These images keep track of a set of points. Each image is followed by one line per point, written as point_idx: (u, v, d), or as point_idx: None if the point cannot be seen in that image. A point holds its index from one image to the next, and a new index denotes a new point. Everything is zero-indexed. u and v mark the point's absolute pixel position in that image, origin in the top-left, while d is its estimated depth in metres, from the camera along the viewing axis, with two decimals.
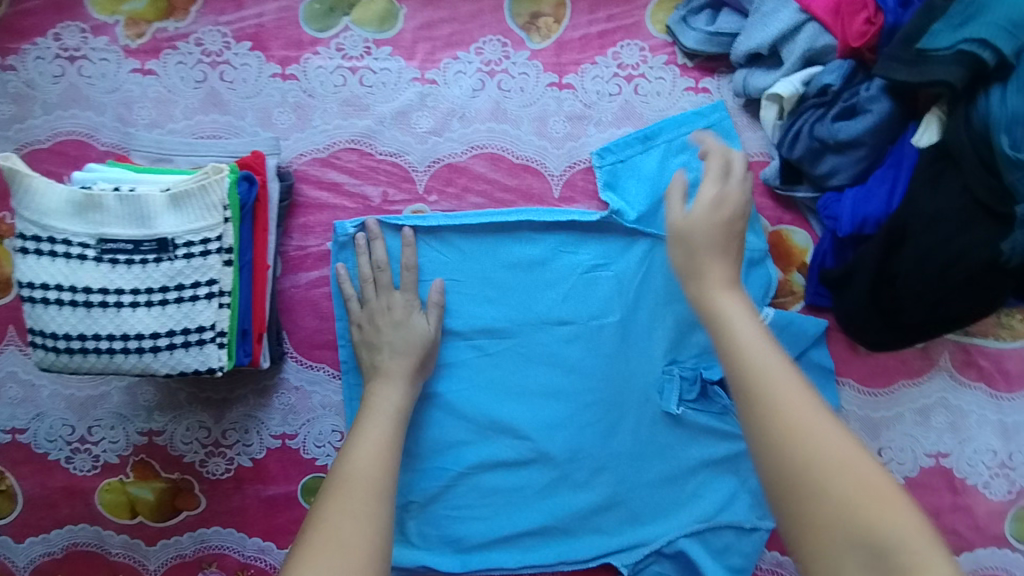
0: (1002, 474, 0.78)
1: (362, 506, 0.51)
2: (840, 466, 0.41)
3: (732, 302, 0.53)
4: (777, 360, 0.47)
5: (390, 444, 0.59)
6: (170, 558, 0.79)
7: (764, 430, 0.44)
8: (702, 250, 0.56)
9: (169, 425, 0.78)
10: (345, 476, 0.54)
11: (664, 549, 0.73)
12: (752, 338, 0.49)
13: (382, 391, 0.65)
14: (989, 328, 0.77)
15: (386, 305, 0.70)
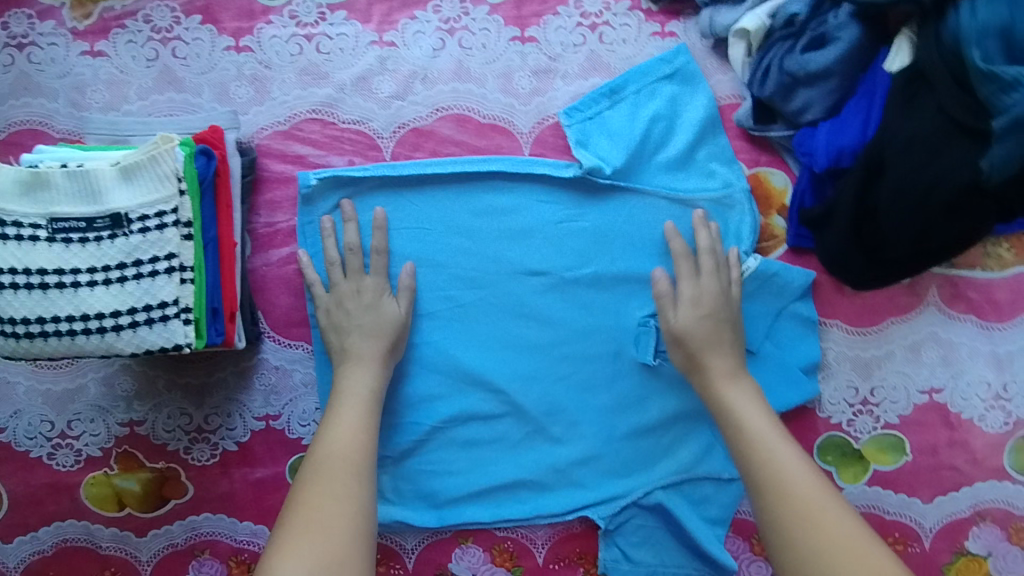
0: (997, 406, 0.77)
1: (344, 488, 0.58)
2: (845, 547, 0.52)
3: (737, 395, 0.66)
4: (790, 460, 0.59)
5: (362, 427, 0.64)
6: (163, 548, 0.78)
7: (779, 520, 0.55)
8: (700, 344, 0.69)
9: (149, 414, 0.77)
10: (324, 458, 0.61)
11: (642, 501, 0.77)
12: (760, 432, 0.62)
13: (354, 374, 0.68)
14: (976, 258, 0.76)
15: (356, 289, 0.71)
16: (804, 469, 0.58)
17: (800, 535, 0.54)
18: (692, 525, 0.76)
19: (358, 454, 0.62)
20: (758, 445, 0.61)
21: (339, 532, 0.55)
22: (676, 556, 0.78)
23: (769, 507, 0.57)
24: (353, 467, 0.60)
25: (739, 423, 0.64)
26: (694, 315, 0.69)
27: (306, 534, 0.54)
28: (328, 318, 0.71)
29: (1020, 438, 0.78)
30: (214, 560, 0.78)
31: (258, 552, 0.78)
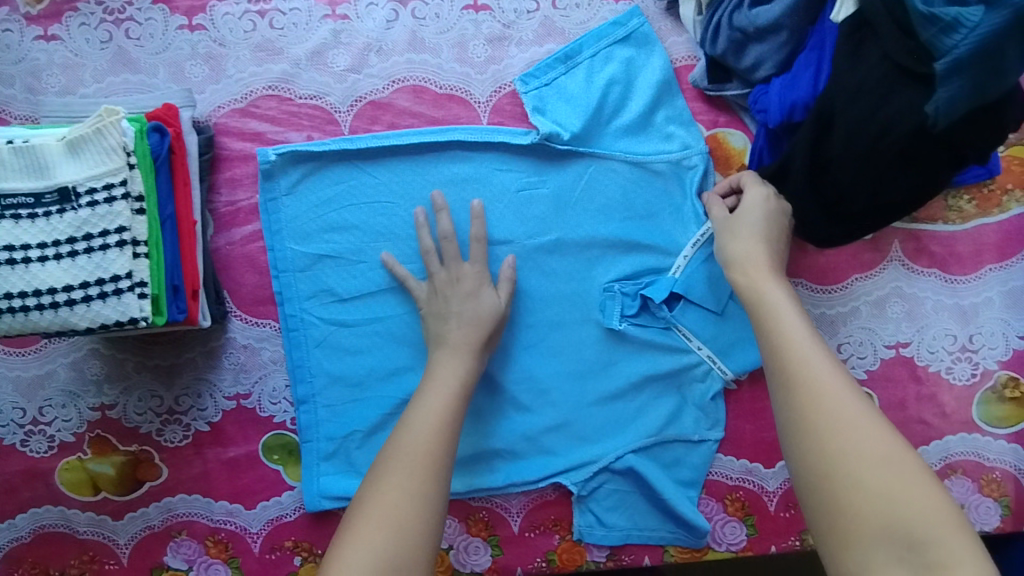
0: (963, 358, 0.78)
1: (414, 481, 0.55)
2: (881, 462, 0.48)
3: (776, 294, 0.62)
4: (829, 365, 0.54)
5: (443, 420, 0.60)
6: (139, 531, 0.78)
7: (809, 422, 0.51)
8: (747, 232, 0.68)
9: (120, 397, 0.77)
10: (400, 449, 0.58)
11: (613, 466, 0.77)
12: (795, 334, 0.57)
13: (447, 363, 0.66)
14: (937, 212, 0.76)
15: (455, 278, 0.71)
16: (840, 372, 0.53)
17: (832, 443, 0.49)
18: (664, 487, 0.77)
19: (433, 446, 0.58)
20: (792, 345, 0.56)
21: (409, 532, 0.52)
22: (649, 518, 0.78)
23: (797, 408, 0.52)
24: (429, 460, 0.57)
25: (773, 322, 0.59)
26: (754, 206, 0.68)
27: (376, 530, 0.51)
28: (427, 306, 0.71)
29: (987, 390, 0.78)
30: (190, 540, 0.78)
31: (234, 531, 0.78)
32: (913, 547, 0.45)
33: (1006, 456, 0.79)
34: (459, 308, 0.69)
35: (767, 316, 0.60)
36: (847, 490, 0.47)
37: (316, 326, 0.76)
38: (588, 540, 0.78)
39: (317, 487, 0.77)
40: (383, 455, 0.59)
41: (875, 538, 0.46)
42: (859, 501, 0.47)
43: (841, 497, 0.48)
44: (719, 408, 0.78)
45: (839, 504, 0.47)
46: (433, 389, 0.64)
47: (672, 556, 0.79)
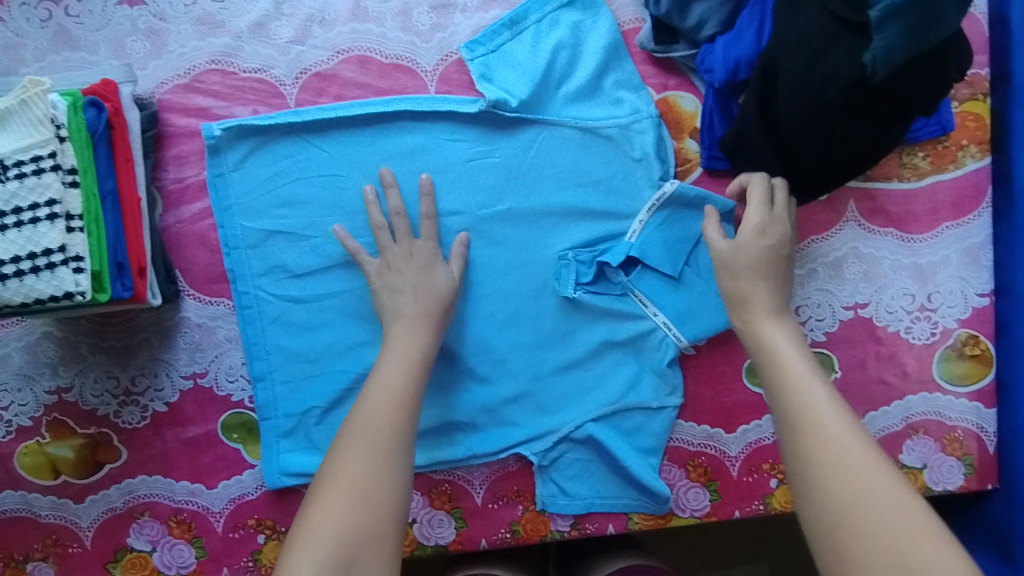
0: (922, 316, 0.77)
1: (379, 456, 0.57)
2: (892, 509, 0.49)
3: (778, 334, 0.63)
4: (836, 409, 0.55)
5: (402, 393, 0.62)
6: (101, 513, 0.78)
7: (815, 470, 0.52)
8: (745, 273, 0.67)
9: (76, 380, 0.77)
10: (360, 421, 0.59)
11: (574, 435, 0.77)
12: (799, 372, 0.59)
13: (406, 335, 0.67)
14: (892, 170, 0.76)
15: (409, 251, 0.71)
16: (841, 417, 0.55)
17: (838, 490, 0.51)
18: (625, 455, 0.76)
19: (396, 419, 0.59)
20: (796, 385, 0.58)
21: (373, 505, 0.54)
22: (611, 487, 0.78)
23: (808, 453, 0.53)
24: (392, 431, 0.59)
25: (776, 361, 0.61)
26: (754, 239, 0.68)
27: (341, 504, 0.53)
28: (379, 275, 0.71)
29: (947, 348, 0.78)
30: (153, 521, 0.78)
31: (196, 511, 0.78)
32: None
33: (969, 414, 0.78)
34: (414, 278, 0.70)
35: (770, 356, 0.61)
36: (860, 537, 0.48)
37: (270, 302, 0.76)
38: (552, 509, 0.78)
39: (277, 464, 0.77)
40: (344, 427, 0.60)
41: None
42: (867, 549, 0.48)
43: (854, 543, 0.48)
44: (676, 375, 0.77)
45: (845, 549, 0.49)
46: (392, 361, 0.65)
47: (636, 524, 0.79)
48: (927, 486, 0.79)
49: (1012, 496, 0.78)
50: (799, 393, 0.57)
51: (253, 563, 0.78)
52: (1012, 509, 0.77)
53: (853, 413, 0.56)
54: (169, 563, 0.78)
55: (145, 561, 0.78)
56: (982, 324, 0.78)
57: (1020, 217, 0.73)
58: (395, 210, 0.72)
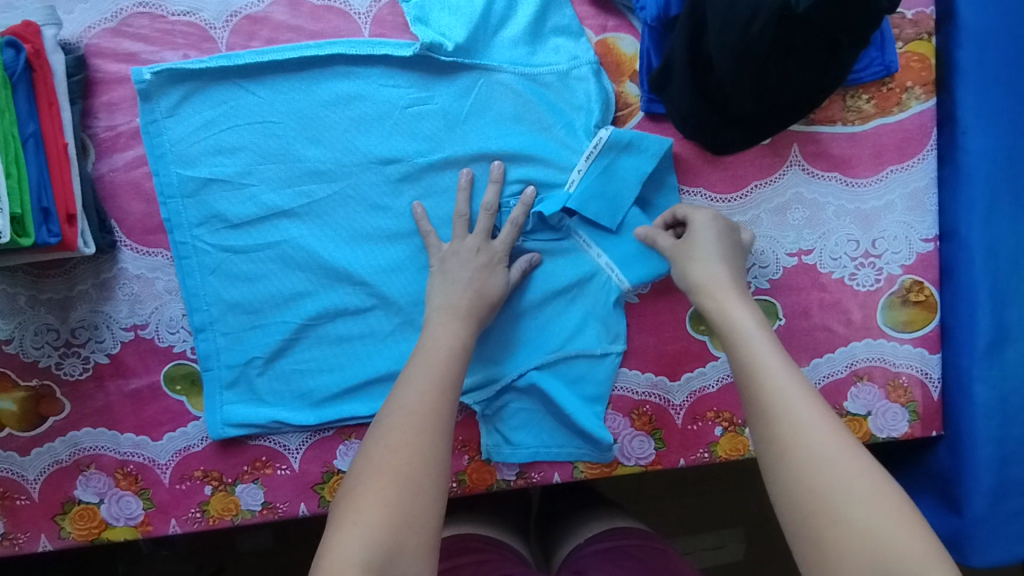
0: (866, 263, 0.77)
1: (425, 441, 0.54)
2: (867, 496, 0.46)
3: (742, 313, 0.60)
4: (805, 394, 0.52)
5: (447, 376, 0.60)
6: (47, 466, 0.78)
7: (791, 460, 0.49)
8: (700, 253, 0.67)
9: (16, 332, 0.76)
10: (403, 405, 0.56)
11: (520, 383, 0.77)
12: (765, 355, 0.55)
13: (448, 327, 0.66)
14: (836, 113, 0.76)
15: (459, 247, 0.72)
16: (813, 400, 0.52)
17: (816, 478, 0.48)
18: (569, 404, 0.76)
19: (441, 405, 0.57)
20: (763, 370, 0.54)
21: (418, 491, 0.51)
22: (556, 437, 0.78)
23: (778, 441, 0.50)
24: (436, 417, 0.56)
25: (742, 342, 0.57)
26: (704, 230, 0.69)
27: (384, 487, 0.50)
28: (439, 266, 0.72)
29: (893, 294, 0.78)
30: (99, 474, 0.78)
31: (142, 463, 0.78)
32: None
33: (913, 361, 0.78)
34: (465, 276, 0.70)
35: (732, 334, 0.59)
36: (833, 527, 0.46)
37: (208, 252, 0.76)
38: (496, 459, 0.78)
39: (221, 416, 0.77)
40: (385, 413, 0.57)
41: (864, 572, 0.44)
42: (845, 538, 0.45)
43: (827, 536, 0.46)
44: (619, 321, 0.78)
45: (821, 540, 0.46)
46: (433, 350, 0.63)
47: (581, 473, 0.79)
48: (871, 434, 0.79)
49: (955, 442, 0.77)
50: (769, 379, 0.53)
51: (201, 514, 0.78)
52: (956, 456, 0.77)
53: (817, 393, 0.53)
54: (116, 515, 0.78)
55: (93, 513, 0.78)
56: (926, 271, 0.77)
57: (965, 159, 0.73)
58: (460, 212, 0.73)
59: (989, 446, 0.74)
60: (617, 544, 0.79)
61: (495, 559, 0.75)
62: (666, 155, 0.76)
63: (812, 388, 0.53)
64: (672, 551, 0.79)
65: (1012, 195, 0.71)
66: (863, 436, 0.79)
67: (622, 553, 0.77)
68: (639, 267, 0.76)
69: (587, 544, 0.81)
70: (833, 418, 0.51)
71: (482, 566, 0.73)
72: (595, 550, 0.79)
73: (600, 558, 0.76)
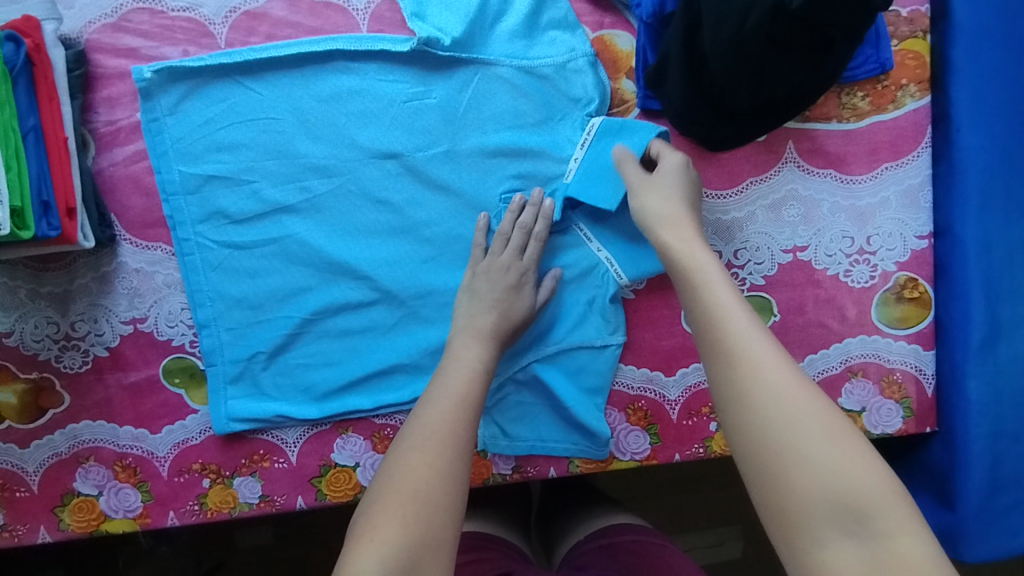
0: (861, 260, 0.78)
1: (442, 459, 0.54)
2: (831, 438, 0.46)
3: (701, 264, 0.60)
4: (767, 339, 0.51)
5: (467, 394, 0.61)
6: (47, 458, 0.78)
7: (755, 403, 0.48)
8: (660, 191, 0.69)
9: (16, 326, 0.77)
10: (423, 424, 0.57)
11: (518, 376, 0.78)
12: (725, 302, 0.54)
13: (473, 347, 0.67)
14: (832, 111, 0.77)
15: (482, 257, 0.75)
16: (773, 344, 0.51)
17: (779, 420, 0.47)
18: (569, 396, 0.78)
19: (461, 427, 0.57)
20: (724, 316, 0.53)
21: (436, 510, 0.51)
22: (554, 431, 0.79)
23: (741, 385, 0.49)
24: (456, 437, 0.56)
25: (704, 292, 0.56)
26: (670, 171, 0.70)
27: (403, 505, 0.50)
28: (469, 281, 0.73)
29: (888, 291, 0.78)
30: (98, 466, 0.78)
31: (141, 456, 0.79)
32: (859, 521, 0.44)
33: (907, 357, 0.79)
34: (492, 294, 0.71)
35: (694, 284, 0.58)
36: (797, 468, 0.45)
37: (210, 248, 0.76)
38: (492, 451, 0.79)
39: (225, 411, 0.78)
40: (406, 431, 0.58)
41: (825, 514, 0.44)
42: (807, 479, 0.45)
43: (789, 478, 0.45)
44: (619, 313, 0.78)
45: (786, 484, 0.45)
46: (456, 370, 0.64)
47: (577, 467, 0.80)
48: (866, 430, 0.79)
49: (949, 438, 0.77)
50: (731, 324, 0.52)
51: (199, 507, 0.79)
52: (950, 452, 0.77)
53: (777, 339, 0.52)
54: (115, 507, 0.79)
55: (92, 505, 0.78)
56: (921, 267, 0.78)
57: (960, 156, 0.74)
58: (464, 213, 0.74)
59: (982, 442, 0.74)
60: (617, 541, 0.79)
61: (497, 557, 0.75)
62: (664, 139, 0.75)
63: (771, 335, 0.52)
64: (674, 547, 0.79)
65: (1006, 192, 0.72)
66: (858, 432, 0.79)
67: (622, 550, 0.77)
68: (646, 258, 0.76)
69: (588, 541, 0.81)
70: (793, 363, 0.50)
71: (484, 564, 0.73)
72: (595, 546, 0.79)
73: (599, 555, 0.77)
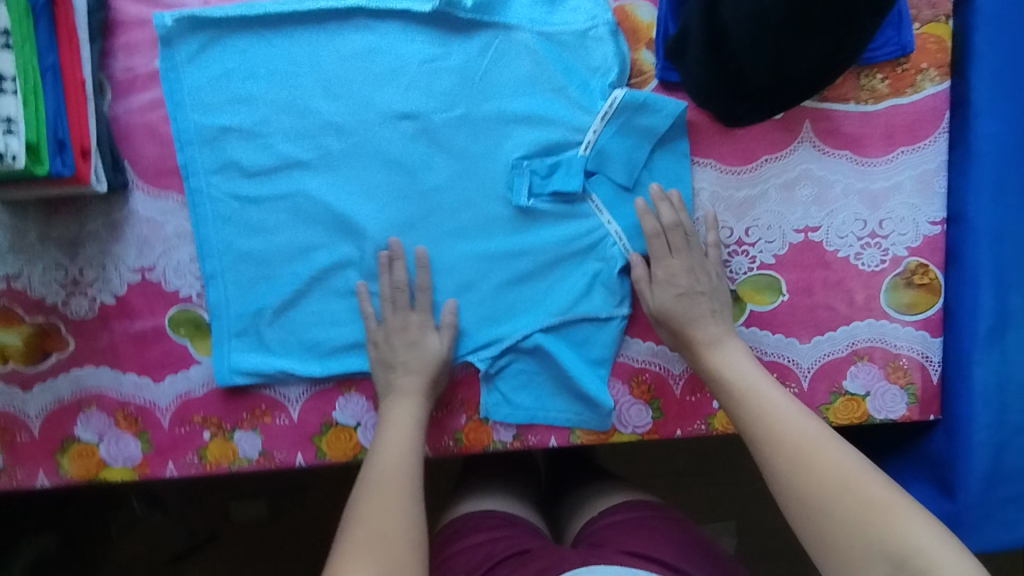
0: (872, 243, 0.78)
1: (395, 501, 0.61)
2: (851, 489, 0.57)
3: (725, 351, 0.71)
4: (785, 414, 0.63)
5: (409, 442, 0.69)
6: (49, 404, 0.78)
7: (785, 472, 0.60)
8: (682, 313, 0.72)
9: (25, 269, 0.77)
10: (376, 475, 0.64)
11: (522, 345, 0.77)
12: (751, 386, 0.67)
13: (400, 406, 0.72)
14: (850, 92, 0.76)
15: (402, 324, 0.75)
16: (790, 418, 0.63)
17: (803, 482, 0.59)
18: (573, 366, 0.77)
19: (405, 469, 0.65)
20: (751, 398, 0.66)
21: (398, 542, 0.57)
22: (556, 400, 0.79)
23: (770, 461, 0.61)
24: (402, 480, 0.64)
25: (730, 378, 0.69)
26: (675, 285, 0.73)
27: (366, 544, 0.56)
28: (377, 349, 0.75)
29: (898, 277, 0.78)
30: (100, 413, 0.79)
31: (143, 405, 0.79)
32: (897, 562, 0.53)
33: (914, 343, 0.79)
34: (405, 359, 0.74)
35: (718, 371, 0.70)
36: (827, 521, 0.57)
37: (222, 201, 0.76)
38: (494, 418, 0.79)
39: (227, 363, 0.78)
40: (362, 483, 0.64)
41: (865, 556, 0.54)
42: (837, 530, 0.56)
43: (823, 530, 0.57)
44: (626, 285, 0.78)
45: (825, 534, 0.56)
46: (394, 429, 0.70)
47: (578, 438, 0.79)
48: (869, 415, 0.79)
49: (952, 427, 0.77)
50: (754, 406, 0.65)
51: (199, 459, 0.79)
52: (951, 440, 0.77)
53: (798, 409, 0.64)
54: (115, 455, 0.79)
55: (92, 452, 0.79)
56: (932, 254, 0.78)
57: (977, 142, 0.73)
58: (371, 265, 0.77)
59: (985, 431, 0.74)
60: (632, 516, 0.79)
61: (516, 535, 0.78)
62: (682, 117, 0.75)
63: (795, 408, 0.64)
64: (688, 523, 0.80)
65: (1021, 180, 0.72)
66: (861, 417, 0.79)
67: (644, 524, 0.77)
68: None
69: (604, 516, 0.81)
70: (812, 430, 0.62)
71: (501, 543, 0.76)
72: (609, 522, 0.79)
73: (621, 530, 0.77)
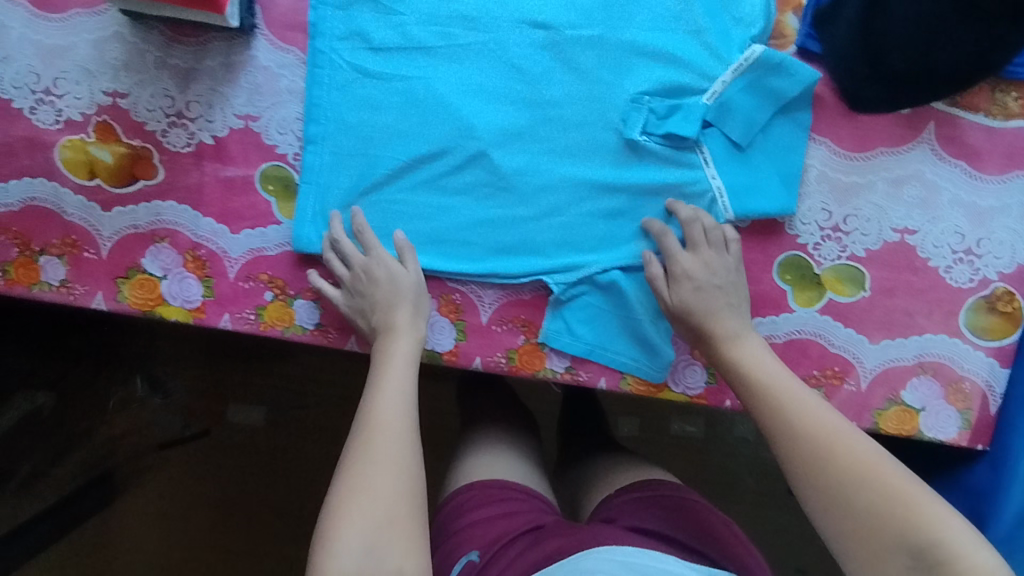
0: (965, 260, 0.77)
1: (389, 451, 0.64)
2: (873, 487, 0.59)
3: (749, 348, 0.71)
4: (806, 414, 0.65)
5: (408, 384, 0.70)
6: (124, 228, 0.78)
7: (806, 474, 0.62)
8: (700, 309, 0.73)
9: (134, 89, 0.77)
10: (376, 419, 0.67)
11: (598, 278, 0.77)
12: (774, 382, 0.68)
13: (394, 345, 0.72)
14: (981, 103, 0.76)
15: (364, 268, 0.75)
16: (808, 419, 0.64)
17: (825, 482, 0.61)
18: (642, 311, 0.78)
19: (400, 416, 0.67)
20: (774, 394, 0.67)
21: (387, 497, 0.62)
22: (617, 342, 0.78)
23: (793, 460, 0.64)
24: (398, 428, 0.66)
25: (752, 375, 0.69)
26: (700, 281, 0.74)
27: (359, 500, 0.61)
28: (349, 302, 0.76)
29: (982, 299, 0.77)
30: (170, 249, 0.78)
31: (213, 252, 0.78)
32: (919, 558, 0.56)
33: (981, 369, 0.78)
34: (384, 297, 0.73)
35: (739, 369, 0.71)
36: (851, 517, 0.59)
37: (341, 68, 0.76)
38: (551, 345, 0.78)
39: (305, 228, 0.77)
40: (362, 424, 0.67)
41: (887, 551, 0.57)
42: (859, 525, 0.59)
43: (846, 526, 0.60)
44: None
45: (850, 530, 0.59)
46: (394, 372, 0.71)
47: (628, 385, 0.79)
48: (919, 430, 0.78)
49: (999, 459, 0.77)
50: (776, 405, 0.66)
51: (255, 317, 0.79)
52: (997, 472, 0.76)
53: (821, 406, 0.66)
54: (175, 294, 0.78)
55: (153, 285, 0.78)
56: (1021, 283, 0.77)
57: None
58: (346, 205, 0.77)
59: None
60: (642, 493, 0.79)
61: (529, 509, 0.78)
62: (812, 88, 0.75)
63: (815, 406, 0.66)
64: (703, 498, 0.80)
65: None
66: (911, 430, 0.78)
67: (654, 503, 0.78)
68: (764, 197, 0.75)
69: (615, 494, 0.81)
70: (832, 429, 0.64)
71: (512, 519, 0.76)
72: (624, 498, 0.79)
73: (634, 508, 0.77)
